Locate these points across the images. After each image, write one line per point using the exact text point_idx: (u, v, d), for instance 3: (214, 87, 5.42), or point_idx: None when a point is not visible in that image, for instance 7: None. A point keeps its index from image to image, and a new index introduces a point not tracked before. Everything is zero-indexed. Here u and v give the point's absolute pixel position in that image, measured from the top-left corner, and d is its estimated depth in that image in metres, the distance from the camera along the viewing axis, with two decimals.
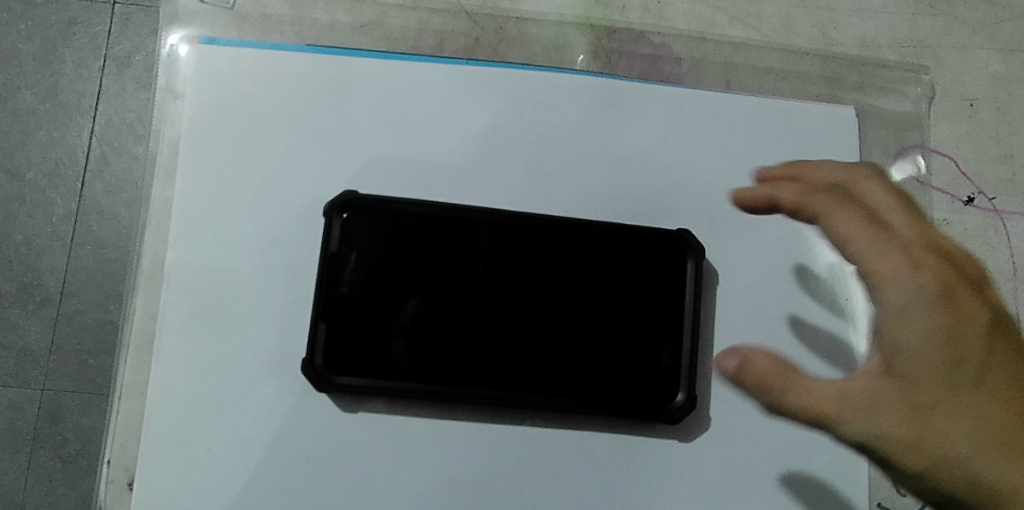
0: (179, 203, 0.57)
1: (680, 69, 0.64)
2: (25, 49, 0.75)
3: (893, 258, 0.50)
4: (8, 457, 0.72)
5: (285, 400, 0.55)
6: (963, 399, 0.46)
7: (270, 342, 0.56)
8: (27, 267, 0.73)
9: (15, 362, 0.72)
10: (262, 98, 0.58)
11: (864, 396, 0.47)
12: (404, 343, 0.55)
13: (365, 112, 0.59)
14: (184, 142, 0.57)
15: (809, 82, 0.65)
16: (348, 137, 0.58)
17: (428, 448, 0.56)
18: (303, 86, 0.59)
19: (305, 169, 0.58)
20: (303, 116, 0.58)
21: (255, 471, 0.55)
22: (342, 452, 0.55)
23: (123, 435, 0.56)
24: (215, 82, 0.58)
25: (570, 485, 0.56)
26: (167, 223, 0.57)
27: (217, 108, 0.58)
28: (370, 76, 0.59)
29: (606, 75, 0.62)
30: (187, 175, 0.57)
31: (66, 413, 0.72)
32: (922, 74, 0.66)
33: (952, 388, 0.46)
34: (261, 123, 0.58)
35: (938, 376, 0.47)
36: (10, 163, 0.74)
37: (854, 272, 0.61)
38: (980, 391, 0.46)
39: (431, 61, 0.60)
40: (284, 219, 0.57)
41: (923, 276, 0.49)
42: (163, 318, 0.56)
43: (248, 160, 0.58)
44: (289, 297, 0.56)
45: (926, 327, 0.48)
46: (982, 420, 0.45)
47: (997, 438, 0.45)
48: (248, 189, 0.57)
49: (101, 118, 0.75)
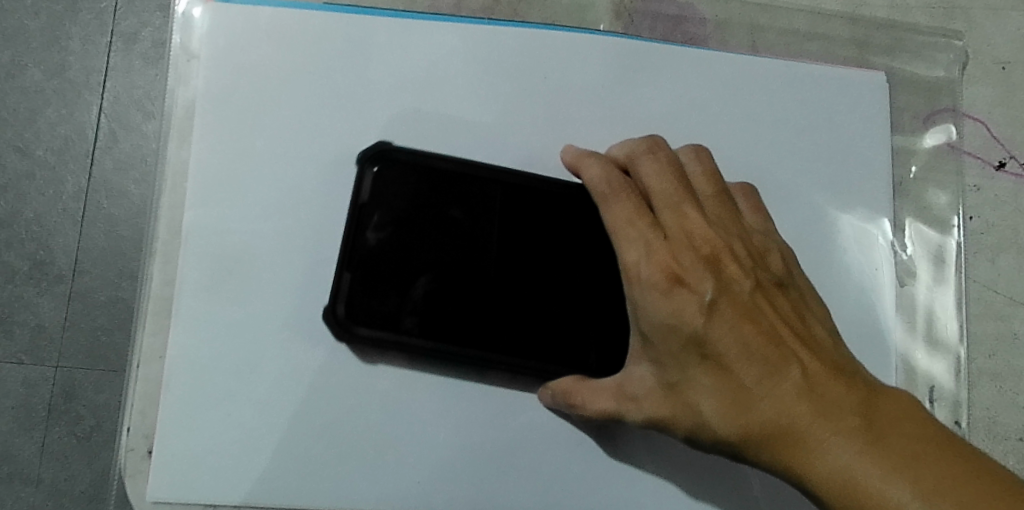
0: (197, 164, 0.56)
1: (704, 29, 0.63)
2: (33, 25, 0.74)
3: (631, 239, 0.52)
4: (23, 434, 0.71)
5: (305, 372, 0.55)
6: (715, 364, 0.49)
7: (289, 311, 0.55)
8: (39, 245, 0.73)
9: (28, 339, 0.72)
10: (280, 60, 0.57)
11: (637, 386, 0.51)
12: (430, 303, 0.54)
13: (381, 74, 0.57)
14: (200, 104, 0.56)
15: (837, 45, 0.63)
16: (365, 100, 0.57)
17: (451, 417, 0.55)
18: (321, 47, 0.57)
19: (321, 132, 0.56)
20: (320, 78, 0.57)
21: (279, 442, 0.54)
22: (365, 423, 0.55)
23: (142, 403, 0.55)
24: (231, 42, 0.57)
25: (596, 456, 0.56)
26: (182, 185, 0.56)
27: (235, 68, 0.57)
28: (387, 37, 0.58)
29: (629, 36, 0.61)
30: (202, 138, 0.56)
31: (80, 390, 0.72)
32: (953, 36, 0.65)
33: (685, 361, 0.49)
34: (279, 84, 0.57)
35: (672, 350, 0.50)
36: (19, 140, 0.73)
37: (880, 246, 0.60)
38: (746, 355, 0.49)
39: (453, 21, 0.59)
40: (301, 185, 0.56)
41: (653, 261, 0.51)
42: (181, 282, 0.55)
43: (267, 123, 0.56)
44: (309, 265, 0.55)
45: (684, 300, 0.50)
46: (738, 383, 0.48)
47: (747, 396, 0.48)
48: (264, 153, 0.56)
49: (109, 95, 0.74)
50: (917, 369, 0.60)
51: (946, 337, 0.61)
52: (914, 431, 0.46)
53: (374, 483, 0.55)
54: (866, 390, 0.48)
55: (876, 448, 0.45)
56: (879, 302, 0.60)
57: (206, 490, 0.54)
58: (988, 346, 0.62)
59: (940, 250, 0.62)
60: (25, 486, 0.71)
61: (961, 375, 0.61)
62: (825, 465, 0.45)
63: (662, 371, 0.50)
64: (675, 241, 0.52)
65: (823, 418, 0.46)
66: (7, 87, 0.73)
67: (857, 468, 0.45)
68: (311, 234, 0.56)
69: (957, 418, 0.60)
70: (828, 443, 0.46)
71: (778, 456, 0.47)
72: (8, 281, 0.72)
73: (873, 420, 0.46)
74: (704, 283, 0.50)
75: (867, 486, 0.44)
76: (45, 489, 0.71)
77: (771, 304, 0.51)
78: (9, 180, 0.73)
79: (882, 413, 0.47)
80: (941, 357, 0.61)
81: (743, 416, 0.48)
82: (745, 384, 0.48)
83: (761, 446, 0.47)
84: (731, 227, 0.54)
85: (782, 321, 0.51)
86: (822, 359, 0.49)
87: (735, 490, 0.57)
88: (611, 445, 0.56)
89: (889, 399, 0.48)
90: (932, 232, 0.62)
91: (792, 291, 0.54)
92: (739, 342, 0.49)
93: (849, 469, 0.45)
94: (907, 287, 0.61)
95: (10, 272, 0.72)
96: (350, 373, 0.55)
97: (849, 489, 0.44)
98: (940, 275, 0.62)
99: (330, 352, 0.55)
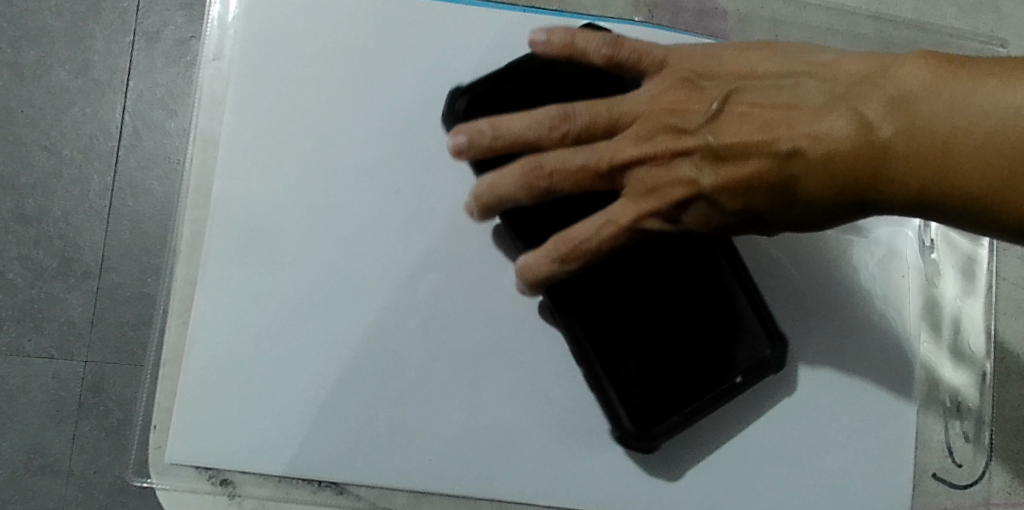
0: (228, 136, 0.56)
1: (726, 24, 0.62)
2: (57, 25, 0.74)
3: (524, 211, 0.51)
4: (53, 427, 0.73)
5: (323, 364, 0.55)
6: (684, 136, 0.50)
7: (309, 305, 0.55)
8: (67, 243, 0.74)
9: (59, 334, 0.73)
10: (312, 41, 0.58)
11: (621, 155, 0.50)
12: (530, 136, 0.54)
13: (410, 63, 0.58)
14: (235, 74, 0.57)
15: (863, 41, 0.63)
16: (389, 90, 0.58)
17: (472, 405, 0.56)
18: (354, 32, 0.58)
19: (355, 116, 0.57)
20: (353, 59, 0.58)
21: (307, 432, 0.55)
22: (386, 416, 0.55)
23: (168, 401, 0.55)
24: (271, 17, 0.57)
25: (618, 447, 0.57)
26: (208, 178, 0.56)
27: (271, 49, 0.57)
28: (415, 24, 0.58)
29: (653, 24, 0.61)
30: (238, 114, 0.56)
31: (109, 384, 0.73)
32: (997, 44, 0.64)
33: (660, 140, 0.50)
34: (311, 69, 0.57)
35: (669, 126, 0.50)
36: (45, 140, 0.74)
37: (911, 253, 0.61)
38: (791, 181, 0.48)
39: (486, 6, 0.59)
40: (328, 172, 0.56)
41: (627, 141, 0.51)
42: (204, 265, 0.55)
43: (298, 103, 0.57)
44: (332, 259, 0.56)
45: (734, 183, 0.49)
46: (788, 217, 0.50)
47: (805, 205, 0.49)
48: (295, 138, 0.57)
49: (133, 93, 0.74)
50: (941, 382, 0.60)
51: (973, 352, 0.61)
52: (924, 79, 0.47)
53: (400, 471, 0.55)
54: (864, 149, 0.46)
55: (903, 102, 0.47)
56: (908, 309, 0.60)
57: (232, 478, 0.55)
58: (1017, 343, 0.62)
59: (970, 261, 0.62)
60: (56, 476, 0.72)
61: (987, 388, 0.60)
62: (972, 162, 0.45)
63: (642, 131, 0.51)
64: (664, 133, 0.50)
65: (889, 181, 0.47)
66: (33, 87, 0.74)
67: (1003, 118, 0.45)
68: (333, 225, 0.56)
69: (981, 424, 0.60)
70: (956, 165, 0.46)
71: (815, 180, 0.47)
72: (38, 279, 0.73)
73: (927, 92, 0.46)
74: (693, 101, 0.51)
75: (989, 149, 0.45)
76: (79, 483, 0.72)
77: (788, 129, 0.48)
78: (34, 181, 0.73)
79: (918, 106, 0.46)
80: (965, 371, 0.61)
81: (760, 159, 0.48)
82: (826, 213, 0.49)
83: (789, 179, 0.48)
84: (714, 105, 0.50)
85: (800, 127, 0.48)
86: (818, 90, 0.49)
87: (752, 481, 0.57)
88: (622, 444, 0.57)
89: (858, 114, 0.47)
90: (963, 240, 0.62)
91: (747, 55, 0.52)
92: (816, 177, 0.47)
93: (968, 92, 0.46)
94: (935, 297, 0.61)
95: (41, 270, 0.73)
96: (370, 367, 0.55)
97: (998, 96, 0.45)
98: (969, 285, 0.61)
99: (350, 345, 0.55)
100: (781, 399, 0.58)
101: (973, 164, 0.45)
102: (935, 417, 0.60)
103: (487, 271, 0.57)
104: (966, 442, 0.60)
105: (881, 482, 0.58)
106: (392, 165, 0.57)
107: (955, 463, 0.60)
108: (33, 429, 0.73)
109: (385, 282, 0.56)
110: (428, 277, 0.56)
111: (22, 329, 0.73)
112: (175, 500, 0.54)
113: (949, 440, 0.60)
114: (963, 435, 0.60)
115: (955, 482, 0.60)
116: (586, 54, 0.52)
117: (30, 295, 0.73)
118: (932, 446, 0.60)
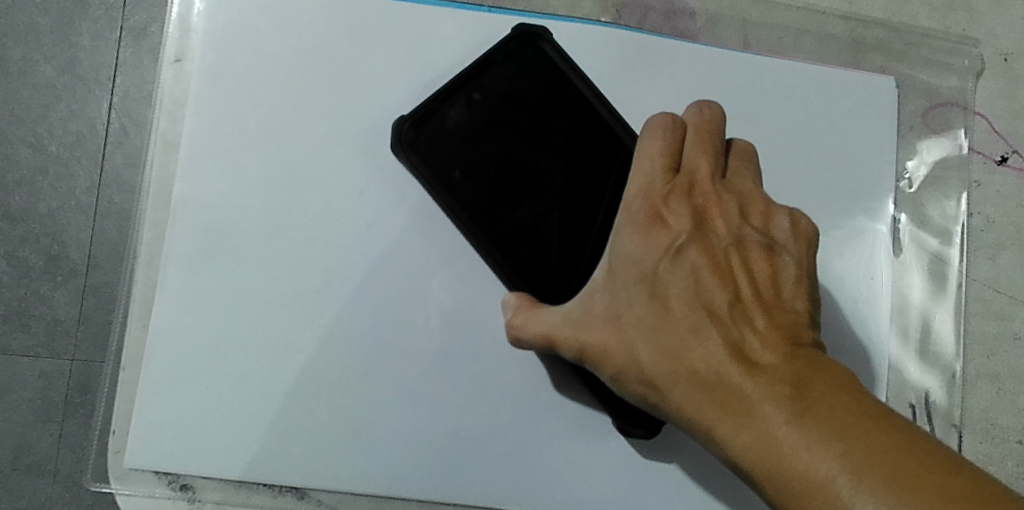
0: (189, 138, 0.56)
1: (695, 24, 0.62)
2: (43, 23, 0.73)
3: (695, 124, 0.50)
4: (41, 426, 0.72)
5: (282, 367, 0.55)
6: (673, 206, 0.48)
7: (268, 308, 0.55)
8: (53, 240, 0.73)
9: (45, 334, 0.72)
10: (275, 40, 0.57)
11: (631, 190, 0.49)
12: (483, 119, 0.55)
13: (375, 62, 0.58)
14: (197, 76, 0.57)
15: (832, 42, 0.63)
16: (354, 90, 0.57)
17: (432, 408, 0.55)
18: (317, 37, 0.58)
19: (316, 115, 0.57)
20: (315, 58, 0.57)
21: (266, 435, 0.55)
22: (346, 419, 0.55)
23: (128, 405, 0.55)
24: (232, 16, 0.57)
25: (580, 451, 0.56)
26: (169, 180, 0.56)
27: (231, 48, 0.57)
28: (380, 23, 0.58)
29: (619, 25, 0.61)
30: (199, 113, 0.56)
31: (94, 383, 0.73)
32: (972, 46, 0.63)
33: (655, 200, 0.48)
34: (272, 67, 0.57)
35: (660, 199, 0.48)
36: (32, 136, 0.73)
37: (880, 253, 0.60)
38: (721, 320, 0.45)
39: (451, 6, 0.59)
40: (289, 172, 0.56)
41: (648, 176, 0.49)
42: (164, 268, 0.55)
43: (258, 103, 0.57)
44: (292, 261, 0.56)
45: (686, 308, 0.45)
46: (673, 352, 0.44)
47: (677, 349, 0.44)
48: (255, 137, 0.56)
49: (119, 91, 0.73)
50: (909, 382, 0.60)
51: (941, 352, 0.60)
52: (849, 406, 0.41)
53: (357, 473, 0.55)
54: (732, 395, 0.42)
55: (814, 420, 0.40)
56: (877, 311, 0.59)
57: (190, 481, 0.55)
58: (987, 346, 0.61)
59: (942, 261, 0.61)
60: (42, 477, 0.72)
61: (955, 391, 0.60)
62: (802, 463, 0.40)
63: (654, 179, 0.49)
64: (673, 194, 0.48)
65: (735, 423, 0.42)
66: (19, 84, 0.73)
67: (880, 482, 0.38)
68: (293, 228, 0.56)
69: (952, 422, 0.60)
70: (790, 481, 0.40)
71: (692, 400, 0.44)
72: (25, 277, 0.73)
73: (861, 400, 0.42)
74: (712, 193, 0.48)
75: (812, 486, 0.39)
76: (62, 481, 0.72)
77: (722, 329, 0.44)
78: (22, 177, 0.72)
79: (815, 392, 0.42)
80: (934, 373, 0.60)
81: (675, 316, 0.45)
82: (694, 395, 0.43)
83: (684, 384, 0.44)
84: (729, 238, 0.48)
85: (732, 332, 0.44)
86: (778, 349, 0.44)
87: (713, 484, 0.57)
88: (580, 446, 0.56)
89: (807, 386, 0.42)
90: (932, 240, 0.61)
91: (798, 249, 0.48)
92: (755, 346, 0.44)
93: (907, 458, 0.39)
94: (902, 298, 0.61)
95: (26, 269, 0.73)
96: (330, 370, 0.55)
97: (912, 482, 0.38)
98: (940, 287, 0.61)
99: (309, 349, 0.55)
100: None
101: (793, 454, 0.40)
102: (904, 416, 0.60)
103: (447, 273, 0.56)
104: None
105: None
106: (354, 165, 0.57)
107: None
108: (21, 427, 0.72)
109: (345, 285, 0.56)
110: (389, 280, 0.56)
111: (11, 328, 0.72)
112: (132, 502, 0.55)
113: None
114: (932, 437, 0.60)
115: None
116: (677, 123, 0.50)
117: (18, 294, 0.72)
118: None
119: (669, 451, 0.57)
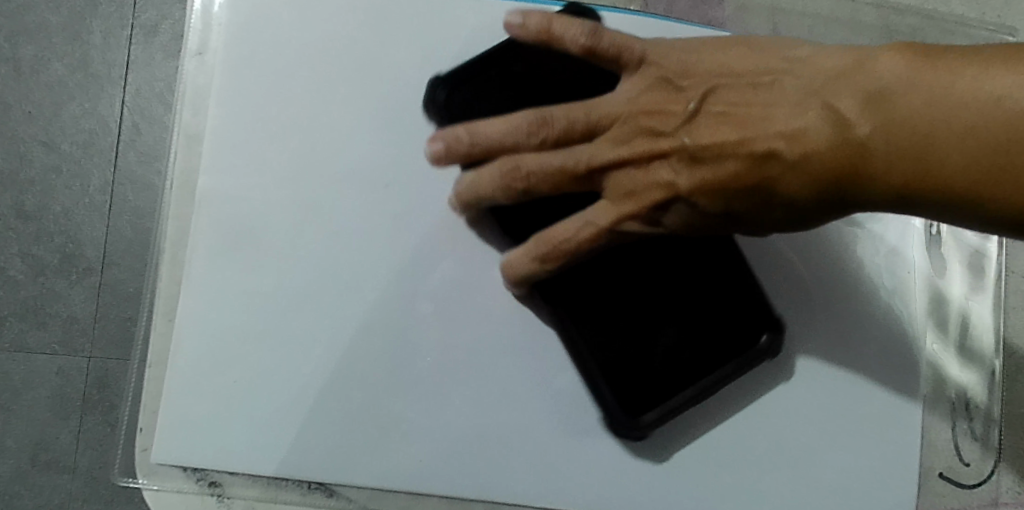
0: (212, 131, 0.55)
1: (722, 12, 0.61)
2: (55, 21, 0.72)
3: (627, 37, 0.52)
4: (59, 423, 0.73)
5: (312, 365, 0.54)
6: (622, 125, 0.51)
7: (296, 305, 0.55)
8: (67, 238, 0.73)
9: (62, 330, 0.73)
10: (300, 32, 0.57)
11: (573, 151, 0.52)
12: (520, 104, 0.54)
13: (400, 54, 0.57)
14: (220, 68, 0.56)
15: (864, 30, 0.62)
16: (379, 82, 0.57)
17: (464, 406, 0.55)
18: (338, 29, 0.57)
19: (344, 107, 0.56)
20: (340, 50, 0.57)
21: (294, 432, 0.54)
22: (375, 416, 0.54)
23: (154, 403, 0.54)
24: (256, 7, 0.56)
25: (614, 447, 0.56)
26: (193, 176, 0.55)
27: (255, 39, 0.56)
28: (406, 14, 0.57)
29: (648, 15, 0.60)
30: (224, 107, 0.56)
31: (111, 380, 0.74)
32: (1011, 35, 0.62)
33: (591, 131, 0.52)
34: (297, 60, 0.56)
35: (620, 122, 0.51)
36: (44, 135, 0.73)
37: (916, 247, 0.60)
38: (680, 85, 0.51)
39: None
40: (315, 166, 0.56)
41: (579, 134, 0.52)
42: (189, 264, 0.55)
43: (284, 96, 0.56)
44: (318, 257, 0.55)
45: (651, 89, 0.52)
46: (733, 175, 0.49)
47: (765, 187, 0.49)
48: (281, 131, 0.56)
49: (131, 88, 0.72)
50: (948, 379, 0.59)
51: (981, 350, 0.60)
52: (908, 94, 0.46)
53: (386, 471, 0.54)
54: (827, 192, 0.48)
55: (846, 126, 0.47)
56: (914, 307, 0.59)
57: (217, 477, 0.55)
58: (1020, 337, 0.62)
59: (979, 257, 0.61)
60: (64, 474, 0.73)
61: (993, 387, 0.59)
62: (959, 148, 0.45)
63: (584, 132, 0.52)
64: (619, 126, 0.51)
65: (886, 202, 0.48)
66: (32, 83, 0.72)
67: (987, 142, 0.45)
68: (322, 224, 0.55)
69: (990, 418, 0.59)
70: (951, 159, 0.45)
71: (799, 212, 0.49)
72: (39, 275, 0.73)
73: (851, 81, 0.48)
74: (657, 102, 0.51)
75: (1001, 145, 0.45)
76: (82, 477, 0.73)
77: (757, 130, 0.49)
78: (36, 176, 0.73)
79: (842, 92, 0.48)
80: (973, 370, 0.59)
81: (721, 173, 0.50)
82: (715, 149, 0.50)
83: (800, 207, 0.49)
84: (691, 104, 0.51)
85: (775, 133, 0.48)
86: (786, 87, 0.49)
87: (750, 482, 0.56)
88: (613, 443, 0.56)
89: (821, 127, 0.47)
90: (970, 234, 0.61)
91: (728, 51, 0.52)
92: (791, 172, 0.48)
93: (945, 87, 0.46)
94: (940, 294, 0.60)
95: (42, 265, 0.73)
96: (361, 368, 0.55)
97: (970, 112, 0.45)
98: (978, 282, 0.60)
99: (339, 346, 0.55)
100: (780, 398, 0.57)
101: (930, 141, 0.46)
102: (941, 412, 0.59)
103: (477, 269, 0.56)
104: (973, 439, 0.59)
105: (882, 481, 0.57)
106: (381, 159, 0.56)
107: (962, 462, 0.59)
108: (41, 423, 0.73)
109: (374, 281, 0.55)
110: (419, 276, 0.55)
111: (26, 325, 0.73)
112: (160, 497, 0.54)
113: (957, 437, 0.59)
114: (969, 432, 0.59)
115: (961, 480, 0.59)
116: (562, 39, 0.51)
117: (33, 291, 0.73)
118: (938, 444, 0.59)
119: (705, 446, 0.56)
